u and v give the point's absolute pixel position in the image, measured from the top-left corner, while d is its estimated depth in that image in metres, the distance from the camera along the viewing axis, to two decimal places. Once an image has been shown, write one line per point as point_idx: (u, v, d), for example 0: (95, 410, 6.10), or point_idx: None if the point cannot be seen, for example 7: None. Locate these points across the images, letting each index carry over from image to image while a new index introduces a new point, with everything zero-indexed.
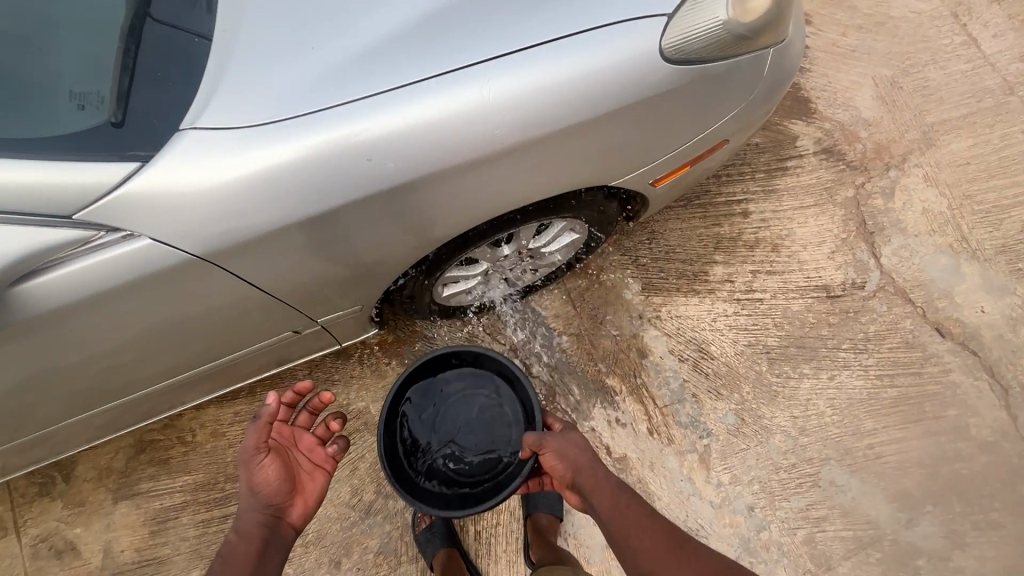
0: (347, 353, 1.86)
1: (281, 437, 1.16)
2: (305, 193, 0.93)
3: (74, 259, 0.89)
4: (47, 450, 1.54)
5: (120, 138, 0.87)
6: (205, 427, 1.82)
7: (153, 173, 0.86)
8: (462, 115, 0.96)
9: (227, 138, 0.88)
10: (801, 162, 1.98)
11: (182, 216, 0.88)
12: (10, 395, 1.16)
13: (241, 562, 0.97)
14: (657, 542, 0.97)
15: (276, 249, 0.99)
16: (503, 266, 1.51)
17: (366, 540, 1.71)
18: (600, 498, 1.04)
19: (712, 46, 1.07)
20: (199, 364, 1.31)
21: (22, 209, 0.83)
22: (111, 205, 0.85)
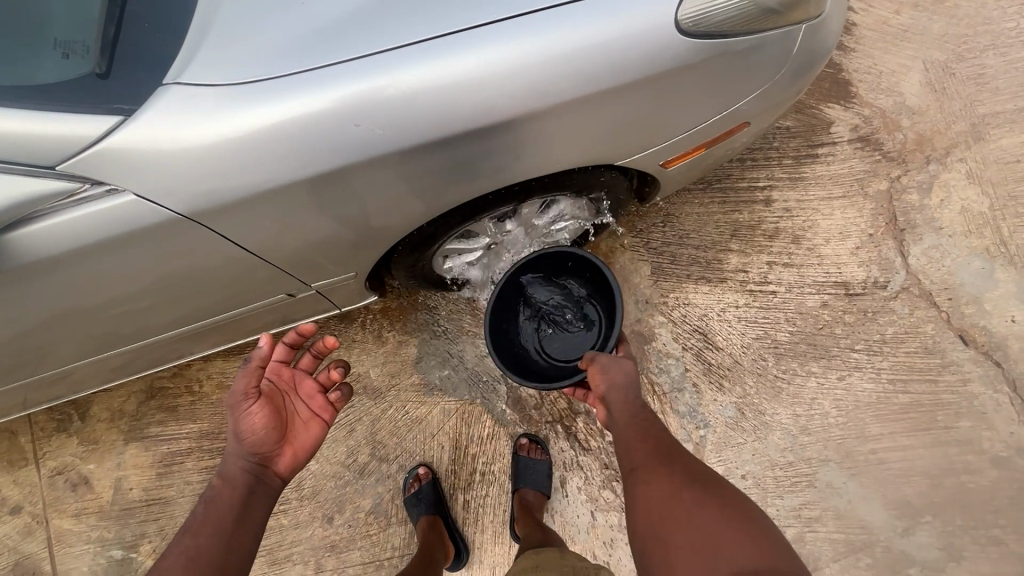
0: (351, 317, 1.88)
1: (278, 380, 1.19)
2: (291, 158, 0.91)
3: (60, 210, 0.90)
4: (61, 390, 1.61)
5: (104, 90, 0.86)
6: (212, 379, 1.88)
7: (138, 128, 0.86)
8: (455, 83, 0.91)
9: (212, 97, 0.86)
10: (833, 150, 1.87)
11: (166, 174, 0.87)
12: (16, 338, 1.20)
13: (224, 507, 1.02)
14: (660, 453, 0.99)
15: (263, 213, 0.98)
16: (505, 241, 1.48)
17: (359, 499, 1.76)
18: (619, 407, 1.10)
19: (735, 18, 1.01)
20: (197, 320, 1.33)
21: (6, 158, 0.83)
22: (94, 159, 0.85)
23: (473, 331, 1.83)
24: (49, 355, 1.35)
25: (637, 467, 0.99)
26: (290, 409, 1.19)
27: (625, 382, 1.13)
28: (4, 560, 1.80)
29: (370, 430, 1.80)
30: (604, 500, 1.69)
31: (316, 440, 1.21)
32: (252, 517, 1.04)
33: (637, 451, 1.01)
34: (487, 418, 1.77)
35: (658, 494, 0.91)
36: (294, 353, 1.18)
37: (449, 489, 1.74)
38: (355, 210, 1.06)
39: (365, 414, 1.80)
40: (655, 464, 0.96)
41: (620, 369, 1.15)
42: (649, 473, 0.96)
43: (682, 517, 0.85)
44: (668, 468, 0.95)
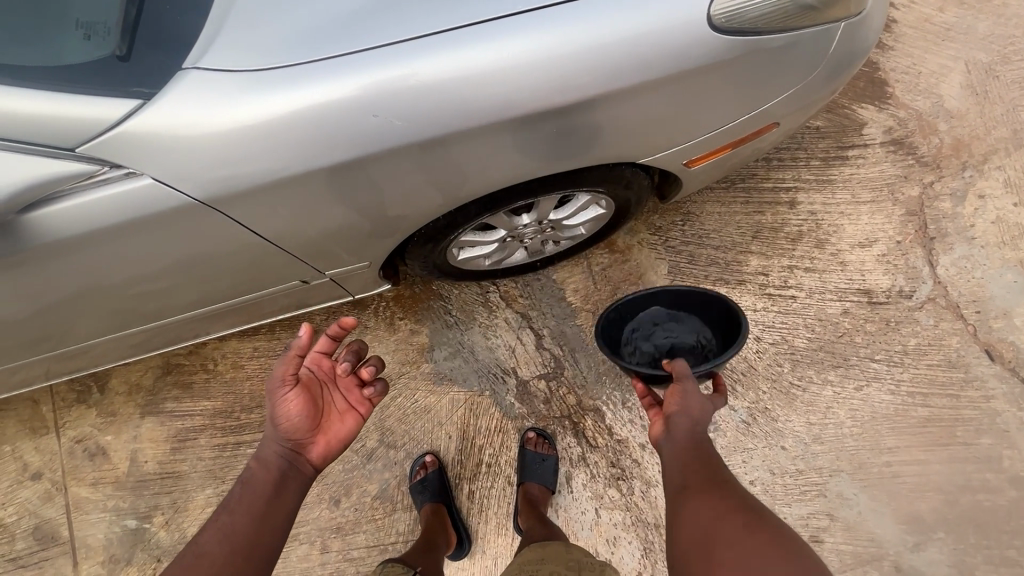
0: (364, 303, 1.89)
1: (318, 370, 1.16)
2: (307, 146, 0.90)
3: (79, 192, 0.90)
4: (82, 363, 1.65)
5: (124, 73, 0.86)
6: (226, 358, 1.91)
7: (158, 112, 0.85)
8: (475, 75, 0.89)
9: (231, 83, 0.86)
10: (864, 153, 1.81)
11: (183, 159, 0.87)
12: (37, 314, 1.23)
13: (257, 490, 1.06)
14: (716, 485, 0.93)
15: (278, 201, 0.97)
16: (521, 236, 1.46)
17: (366, 483, 1.78)
18: (680, 429, 1.02)
19: (771, 16, 0.97)
20: (214, 302, 1.35)
21: (28, 138, 0.84)
22: (114, 142, 0.85)
23: (485, 322, 1.83)
24: (71, 331, 1.38)
25: (685, 488, 0.94)
26: (327, 399, 1.17)
27: (697, 408, 1.03)
28: (24, 523, 1.86)
29: (379, 417, 1.81)
30: (609, 498, 1.68)
31: (350, 433, 1.18)
32: (284, 502, 1.06)
33: (690, 474, 0.96)
34: (495, 410, 1.78)
35: (707, 524, 0.86)
36: (337, 345, 1.15)
37: (455, 479, 1.75)
38: (371, 201, 1.05)
39: None
40: (708, 496, 0.90)
41: (697, 394, 1.05)
42: (700, 504, 0.90)
43: (728, 554, 0.80)
44: (721, 503, 0.89)
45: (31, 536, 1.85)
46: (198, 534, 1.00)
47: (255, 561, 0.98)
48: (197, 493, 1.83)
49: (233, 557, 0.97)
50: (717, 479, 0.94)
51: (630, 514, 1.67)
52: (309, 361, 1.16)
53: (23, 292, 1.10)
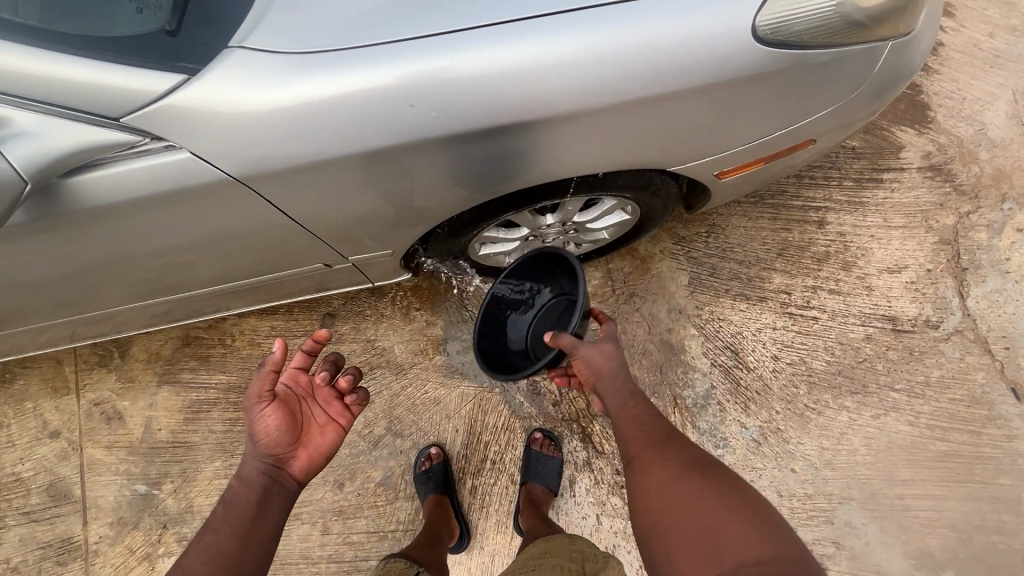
0: (382, 291, 1.91)
1: (296, 386, 1.22)
2: (342, 132, 0.91)
3: (119, 161, 0.92)
4: (105, 329, 1.69)
5: (172, 48, 0.88)
6: (244, 335, 1.94)
7: (201, 88, 0.87)
8: (513, 72, 0.89)
9: (274, 64, 0.87)
10: (900, 177, 1.77)
11: (222, 136, 0.89)
12: (68, 277, 1.26)
13: (240, 507, 1.08)
14: (660, 446, 1.00)
15: (309, 184, 0.99)
16: (544, 236, 1.46)
17: (370, 470, 1.80)
18: (612, 397, 1.10)
19: (817, 28, 0.95)
20: (237, 278, 1.37)
21: (71, 104, 0.85)
22: (158, 114, 0.87)
23: None
24: (99, 296, 1.41)
25: (635, 458, 1.01)
26: (307, 414, 1.22)
27: (611, 370, 1.13)
28: (40, 479, 1.92)
29: (388, 405, 1.82)
30: (611, 506, 1.67)
31: (331, 445, 1.22)
32: (268, 517, 1.09)
33: (632, 442, 1.03)
34: (503, 407, 1.78)
35: (660, 489, 0.93)
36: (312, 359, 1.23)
37: (458, 473, 1.76)
38: (400, 189, 1.05)
39: (384, 388, 1.83)
40: (654, 459, 0.98)
41: (602, 354, 1.15)
42: (648, 468, 0.97)
43: (684, 512, 0.88)
44: (666, 461, 0.96)
45: (45, 492, 1.91)
46: (182, 556, 1.01)
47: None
48: (206, 464, 1.87)
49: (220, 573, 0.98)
50: (658, 436, 1.02)
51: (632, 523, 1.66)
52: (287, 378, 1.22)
53: (57, 256, 1.13)
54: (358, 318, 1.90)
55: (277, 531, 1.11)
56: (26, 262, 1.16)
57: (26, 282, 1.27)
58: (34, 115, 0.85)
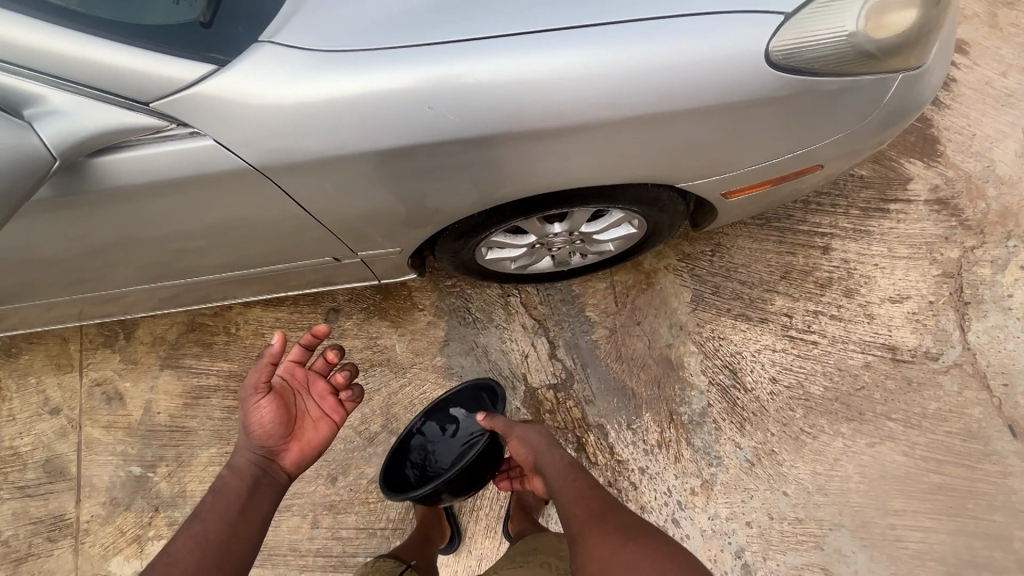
0: (387, 289, 1.93)
1: (292, 380, 1.26)
2: (361, 129, 0.94)
3: (144, 144, 0.95)
4: (112, 309, 1.72)
5: (204, 39, 0.91)
6: (248, 324, 1.96)
7: (228, 79, 0.90)
8: (530, 81, 0.92)
9: (300, 59, 0.90)
10: (906, 208, 1.78)
11: (244, 125, 0.92)
12: (82, 256, 1.29)
13: (230, 497, 1.11)
14: (602, 519, 1.06)
15: (324, 178, 1.01)
16: (551, 244, 1.48)
17: (364, 466, 1.80)
18: (555, 476, 1.19)
19: (828, 57, 0.97)
20: (247, 267, 1.40)
21: (100, 86, 0.88)
22: (185, 102, 0.90)
23: (502, 325, 1.85)
24: (110, 277, 1.44)
25: (577, 533, 1.05)
26: (301, 407, 1.25)
27: (549, 452, 1.26)
28: (37, 455, 1.94)
29: (386, 402, 1.84)
30: None
31: (323, 441, 1.25)
32: (256, 509, 1.11)
33: (574, 513, 1.09)
34: None
35: (604, 558, 0.98)
36: (309, 354, 1.27)
37: None
38: (412, 189, 1.08)
39: (382, 385, 1.85)
40: (595, 529, 1.04)
41: (539, 434, 1.31)
42: (591, 538, 1.03)
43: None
44: (605, 529, 1.03)
45: (41, 468, 1.92)
46: (169, 544, 1.03)
47: (225, 567, 1.01)
48: (202, 450, 1.88)
49: (206, 562, 1.00)
50: (600, 509, 1.09)
51: None
52: (282, 371, 1.25)
53: (74, 233, 1.16)
54: (362, 315, 1.92)
55: (265, 524, 1.13)
56: (43, 238, 1.19)
57: (41, 258, 1.30)
58: (64, 95, 0.88)
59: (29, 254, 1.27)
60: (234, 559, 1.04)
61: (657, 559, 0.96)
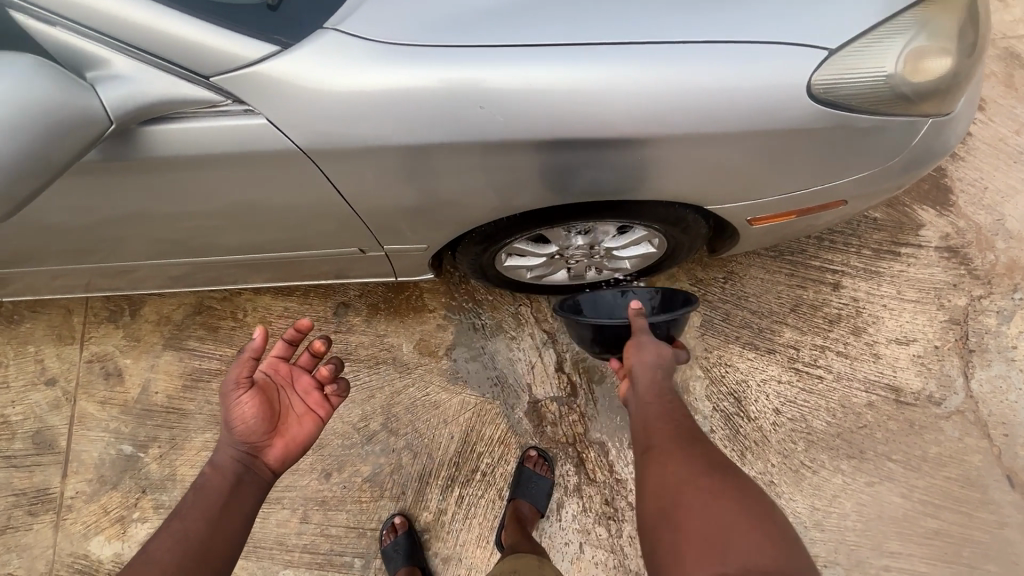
0: (399, 289, 1.93)
1: (276, 374, 1.22)
2: (411, 122, 0.95)
3: (197, 118, 0.96)
4: (117, 282, 1.70)
5: (270, 21, 0.93)
6: (256, 312, 1.96)
7: (288, 62, 0.92)
8: (581, 91, 0.94)
9: (360, 49, 0.92)
10: (917, 253, 1.82)
11: (298, 108, 0.93)
12: (104, 226, 1.29)
13: (211, 495, 1.08)
14: (685, 445, 1.02)
15: (367, 167, 1.03)
16: (570, 256, 1.49)
17: (359, 464, 1.78)
18: (646, 386, 1.14)
19: (866, 94, 1.00)
20: (264, 252, 1.40)
21: (168, 57, 0.90)
22: (245, 79, 0.92)
23: (510, 334, 1.85)
24: (125, 249, 1.43)
25: (656, 445, 1.04)
26: (285, 402, 1.22)
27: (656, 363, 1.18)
28: (27, 425, 1.90)
29: (388, 401, 1.83)
30: (595, 535, 1.66)
31: (308, 436, 1.22)
32: (240, 504, 1.09)
33: (656, 432, 1.06)
34: (502, 421, 1.78)
35: (675, 479, 0.95)
36: (293, 346, 1.24)
37: (446, 479, 1.74)
38: (450, 186, 1.09)
39: (386, 384, 1.84)
40: (675, 451, 1.00)
41: (660, 348, 1.19)
42: (669, 457, 1.00)
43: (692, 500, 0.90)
44: (688, 454, 0.98)
45: (30, 439, 1.89)
46: (148, 543, 1.01)
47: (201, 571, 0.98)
48: (197, 435, 1.85)
49: (184, 565, 0.97)
50: (684, 436, 1.04)
51: (614, 556, 1.64)
52: (266, 365, 1.22)
53: (101, 202, 1.16)
54: (371, 312, 1.92)
55: (247, 523, 1.10)
56: (65, 202, 1.18)
57: (58, 224, 1.29)
58: (131, 62, 0.90)
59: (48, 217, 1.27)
60: (218, 558, 1.02)
61: (735, 495, 0.89)
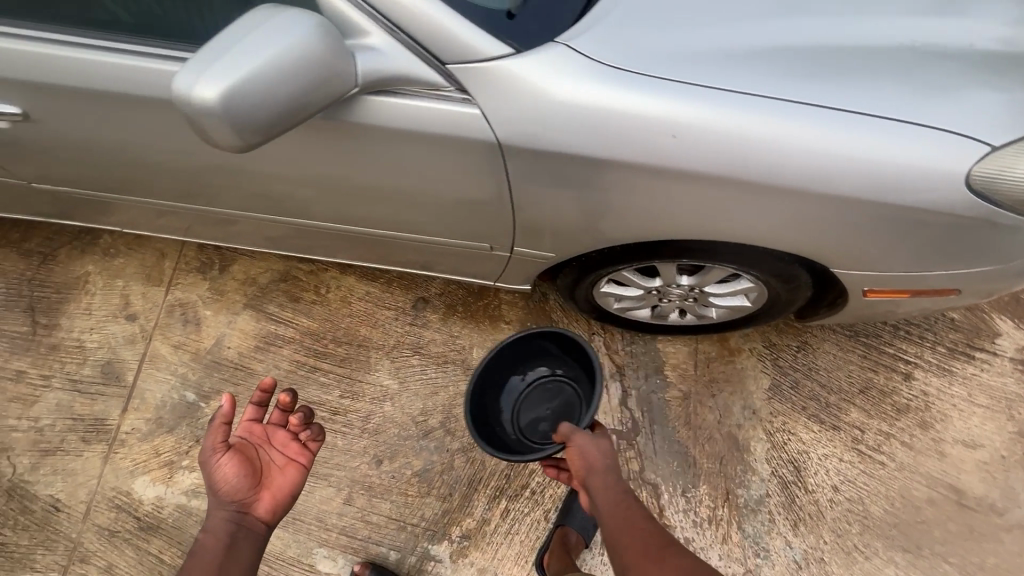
0: (479, 294, 1.99)
1: (252, 435, 1.24)
2: (604, 137, 1.04)
3: (419, 96, 1.06)
4: (216, 228, 1.75)
5: (509, 27, 1.04)
6: (339, 290, 2.02)
7: (515, 64, 1.02)
8: (765, 139, 1.01)
9: (579, 65, 1.01)
10: (991, 360, 1.84)
11: (511, 105, 1.03)
12: (256, 178, 1.37)
13: (208, 557, 1.06)
14: (647, 550, 0.97)
15: (544, 170, 1.11)
16: (666, 293, 1.55)
17: (411, 457, 1.79)
18: (600, 492, 1.07)
19: (1015, 196, 1.05)
20: (379, 231, 1.46)
21: (425, 40, 1.00)
22: (476, 72, 1.02)
23: None
24: (245, 199, 1.49)
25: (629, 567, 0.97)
26: (266, 459, 1.23)
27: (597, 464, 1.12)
28: (99, 354, 1.96)
29: (450, 401, 1.86)
30: None
31: (295, 484, 1.22)
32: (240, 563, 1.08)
33: (624, 549, 0.99)
34: None
35: None
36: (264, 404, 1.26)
37: (495, 490, 1.74)
38: (607, 204, 1.16)
39: (451, 383, 1.88)
40: (641, 565, 0.96)
41: (592, 445, 1.12)
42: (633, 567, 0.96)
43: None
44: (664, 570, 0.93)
45: (99, 368, 1.94)
46: None
47: None
48: None
49: None
50: (653, 545, 0.98)
51: None
52: (241, 428, 1.24)
53: (274, 155, 1.25)
54: (448, 312, 1.98)
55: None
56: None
57: (203, 159, 1.36)
58: (387, 37, 0.99)
59: (197, 151, 1.34)
60: None
61: None
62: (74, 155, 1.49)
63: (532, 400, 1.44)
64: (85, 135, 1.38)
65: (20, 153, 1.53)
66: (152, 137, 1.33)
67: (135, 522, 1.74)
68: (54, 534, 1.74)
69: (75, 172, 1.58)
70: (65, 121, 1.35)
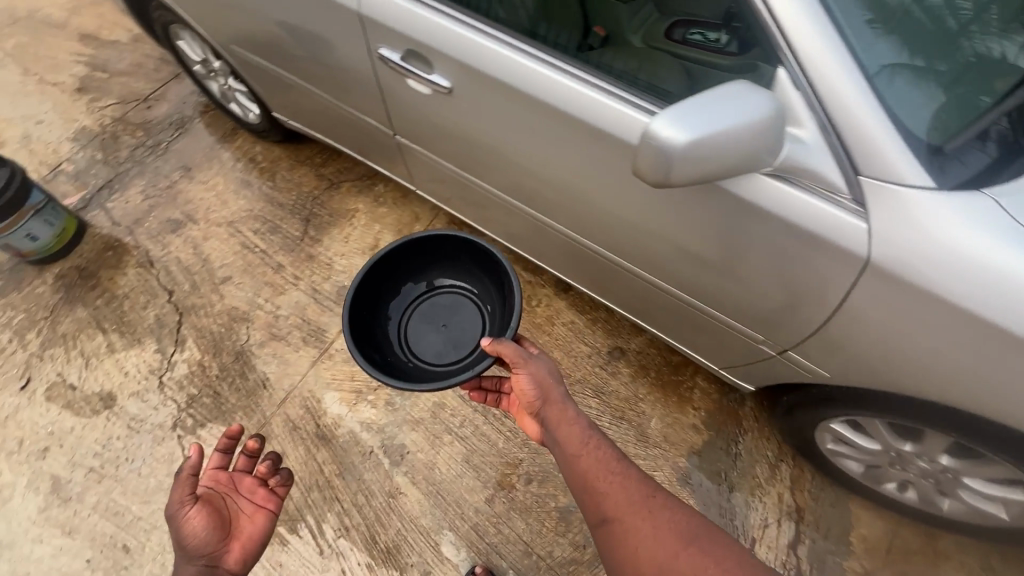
0: (675, 368, 1.99)
1: (220, 484, 1.34)
2: (990, 300, 0.98)
3: (804, 190, 1.08)
4: (489, 210, 1.91)
5: (934, 161, 1.01)
6: (546, 309, 2.14)
7: (930, 199, 0.99)
8: None
9: (993, 221, 0.98)
10: None
11: (903, 235, 1.01)
12: (569, 197, 1.49)
13: None
14: (635, 501, 1.10)
15: (893, 304, 1.08)
16: (907, 459, 1.42)
17: (560, 492, 1.81)
18: (575, 440, 1.19)
19: None
20: (648, 276, 1.55)
21: (850, 146, 1.00)
22: (885, 192, 1.01)
23: (757, 481, 1.78)
24: (543, 203, 1.60)
25: (612, 516, 1.09)
26: (233, 509, 1.31)
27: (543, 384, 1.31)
28: (341, 277, 2.27)
29: None
30: None
31: (261, 530, 1.29)
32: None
33: (607, 501, 1.11)
34: None
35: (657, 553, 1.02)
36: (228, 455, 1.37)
37: None
38: (937, 358, 1.11)
39: (621, 439, 1.88)
40: (615, 497, 1.11)
41: (533, 370, 1.28)
42: (622, 514, 1.09)
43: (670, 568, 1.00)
44: (649, 521, 1.06)
45: (337, 288, 2.25)
46: None
47: None
48: None
49: None
50: (632, 495, 1.10)
51: None
52: (209, 481, 1.33)
53: (609, 187, 1.36)
54: (639, 372, 1.99)
55: None
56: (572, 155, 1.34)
57: (532, 161, 1.46)
58: (817, 132, 1.01)
59: (532, 153, 1.44)
60: None
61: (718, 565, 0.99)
62: (413, 119, 1.66)
63: (431, 309, 1.85)
64: (437, 110, 1.53)
65: (371, 102, 1.76)
66: (500, 129, 1.44)
67: (315, 426, 1.94)
68: (256, 405, 1.99)
69: (401, 129, 1.78)
70: (429, 95, 1.49)
